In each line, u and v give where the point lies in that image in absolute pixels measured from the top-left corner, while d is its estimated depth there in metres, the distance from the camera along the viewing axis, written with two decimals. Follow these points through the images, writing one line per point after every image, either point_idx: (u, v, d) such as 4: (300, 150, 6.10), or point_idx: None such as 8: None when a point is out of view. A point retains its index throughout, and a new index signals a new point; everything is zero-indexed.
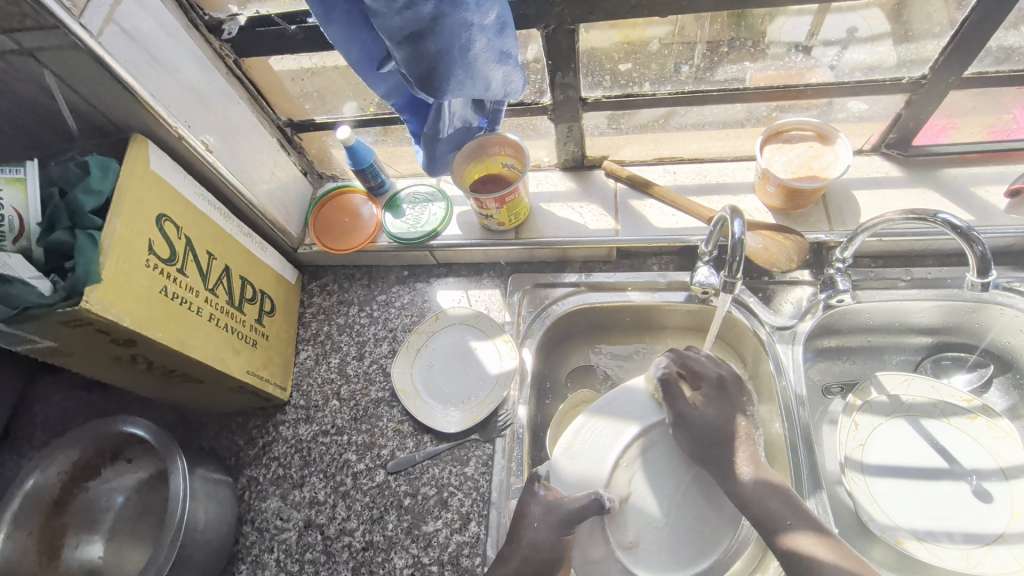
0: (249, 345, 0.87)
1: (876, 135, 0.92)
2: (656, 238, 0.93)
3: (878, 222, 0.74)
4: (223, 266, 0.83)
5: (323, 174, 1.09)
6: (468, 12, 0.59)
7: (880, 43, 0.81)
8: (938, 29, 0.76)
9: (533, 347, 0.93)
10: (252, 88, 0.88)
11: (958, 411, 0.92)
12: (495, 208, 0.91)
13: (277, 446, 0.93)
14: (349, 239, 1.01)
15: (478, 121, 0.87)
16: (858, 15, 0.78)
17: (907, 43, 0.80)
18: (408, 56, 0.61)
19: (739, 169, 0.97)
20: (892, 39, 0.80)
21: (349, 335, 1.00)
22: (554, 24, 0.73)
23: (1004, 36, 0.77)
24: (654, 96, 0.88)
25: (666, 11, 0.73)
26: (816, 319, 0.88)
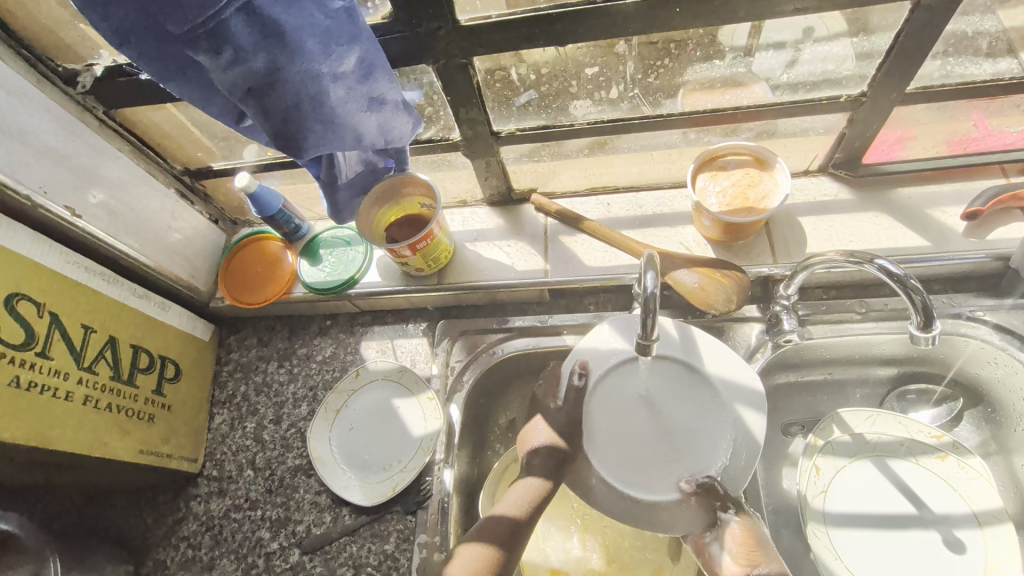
0: (143, 421, 0.79)
1: (822, 154, 0.85)
2: (588, 278, 0.85)
3: (819, 261, 0.66)
4: (106, 338, 0.76)
5: (237, 219, 1.01)
6: (312, 62, 0.51)
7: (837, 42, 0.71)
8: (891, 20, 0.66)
9: (460, 403, 0.84)
10: (136, 140, 0.81)
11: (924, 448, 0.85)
12: (410, 255, 0.83)
13: (186, 524, 0.85)
14: (262, 291, 0.93)
15: (384, 162, 0.79)
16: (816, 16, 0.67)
17: (857, 37, 0.69)
18: (256, 113, 0.53)
19: (677, 197, 0.90)
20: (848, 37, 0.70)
21: (267, 396, 0.92)
22: (442, 58, 0.65)
23: (979, 21, 0.68)
24: (574, 126, 0.79)
25: (566, 39, 0.65)
26: (763, 360, 0.81)
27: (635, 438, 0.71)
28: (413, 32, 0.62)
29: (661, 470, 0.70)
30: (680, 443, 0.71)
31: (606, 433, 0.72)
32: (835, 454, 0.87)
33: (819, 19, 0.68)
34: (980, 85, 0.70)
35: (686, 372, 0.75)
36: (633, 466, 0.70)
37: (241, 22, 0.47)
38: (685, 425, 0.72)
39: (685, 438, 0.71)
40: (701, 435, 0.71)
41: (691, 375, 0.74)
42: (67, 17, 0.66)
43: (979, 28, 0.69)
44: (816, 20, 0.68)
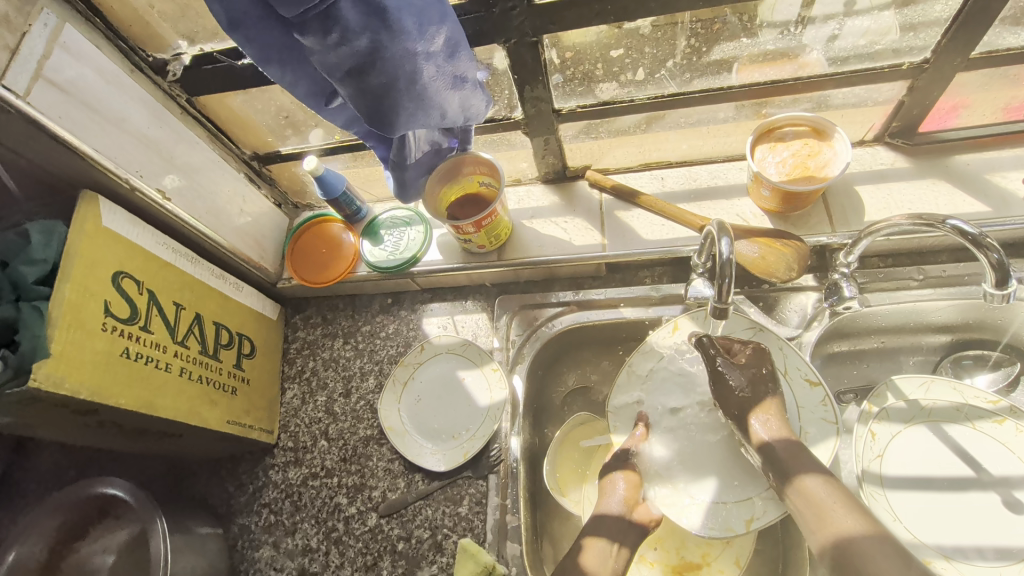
0: (227, 393, 0.84)
1: (878, 124, 0.85)
2: (645, 251, 0.88)
3: (884, 226, 0.67)
4: (194, 315, 0.80)
5: (299, 204, 1.05)
6: (409, 41, 0.54)
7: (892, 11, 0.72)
8: None
9: (523, 373, 0.88)
10: (212, 126, 0.85)
11: (980, 412, 0.86)
12: (473, 232, 0.86)
13: (267, 491, 0.90)
14: (327, 271, 0.96)
15: (448, 143, 0.82)
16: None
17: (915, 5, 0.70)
18: (353, 92, 0.56)
19: (730, 170, 0.91)
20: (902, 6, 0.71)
21: (335, 371, 0.97)
22: (515, 37, 0.68)
23: None
24: (633, 102, 0.80)
25: (632, 14, 0.66)
26: (821, 328, 0.83)
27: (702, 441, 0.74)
28: (488, 11, 0.65)
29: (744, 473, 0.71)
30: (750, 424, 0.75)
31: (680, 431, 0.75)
32: (891, 421, 0.88)
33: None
34: None
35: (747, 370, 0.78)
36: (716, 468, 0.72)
37: (350, 4, 0.50)
38: None
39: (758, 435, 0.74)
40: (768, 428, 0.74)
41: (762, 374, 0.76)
42: (157, 8, 0.70)
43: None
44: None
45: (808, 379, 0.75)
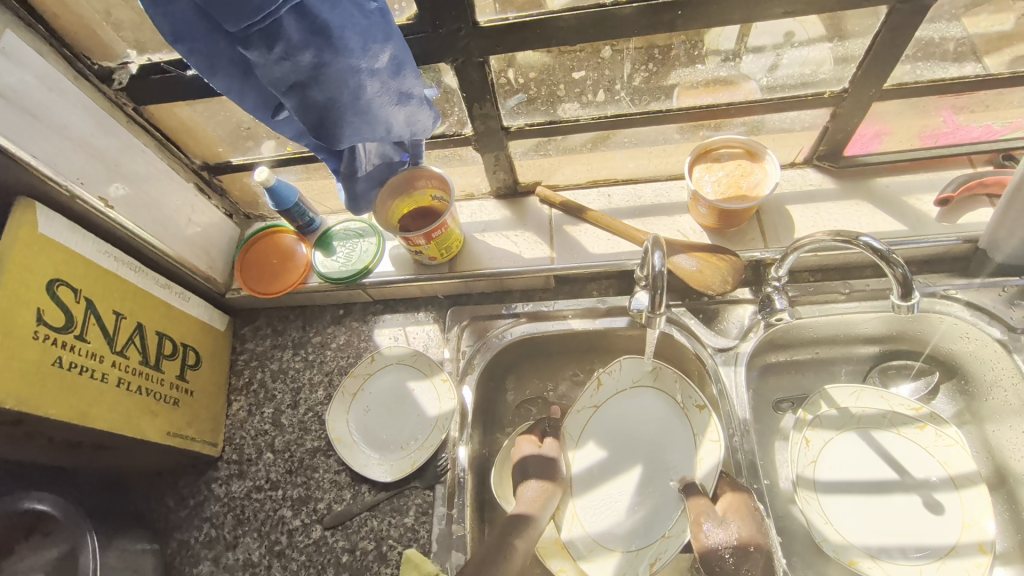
0: (169, 404, 0.82)
1: (807, 147, 0.91)
2: (592, 265, 0.91)
3: (808, 241, 0.72)
4: (135, 324, 0.79)
5: (251, 214, 1.04)
6: (351, 58, 0.55)
7: (814, 43, 0.77)
8: (865, 25, 0.73)
9: (472, 383, 0.89)
10: (160, 135, 0.84)
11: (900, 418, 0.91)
12: (424, 244, 0.87)
13: (209, 505, 0.88)
14: (278, 282, 0.96)
15: (399, 157, 0.84)
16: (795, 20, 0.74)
17: (833, 39, 0.76)
18: (297, 105, 0.58)
19: (673, 188, 0.95)
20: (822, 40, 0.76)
21: (284, 382, 0.96)
22: (462, 57, 0.70)
23: (932, 25, 0.74)
24: (578, 121, 0.84)
25: (573, 39, 0.70)
26: (756, 338, 0.88)
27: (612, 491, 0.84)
28: (435, 32, 0.67)
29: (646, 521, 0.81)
30: (656, 473, 0.84)
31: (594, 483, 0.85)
32: (824, 429, 0.92)
33: (799, 24, 0.75)
34: (948, 82, 0.77)
35: (655, 420, 0.87)
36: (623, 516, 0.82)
37: (293, 21, 0.52)
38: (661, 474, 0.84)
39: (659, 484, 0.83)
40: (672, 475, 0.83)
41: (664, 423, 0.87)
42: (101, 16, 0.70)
43: (950, 34, 0.76)
44: (796, 25, 0.75)
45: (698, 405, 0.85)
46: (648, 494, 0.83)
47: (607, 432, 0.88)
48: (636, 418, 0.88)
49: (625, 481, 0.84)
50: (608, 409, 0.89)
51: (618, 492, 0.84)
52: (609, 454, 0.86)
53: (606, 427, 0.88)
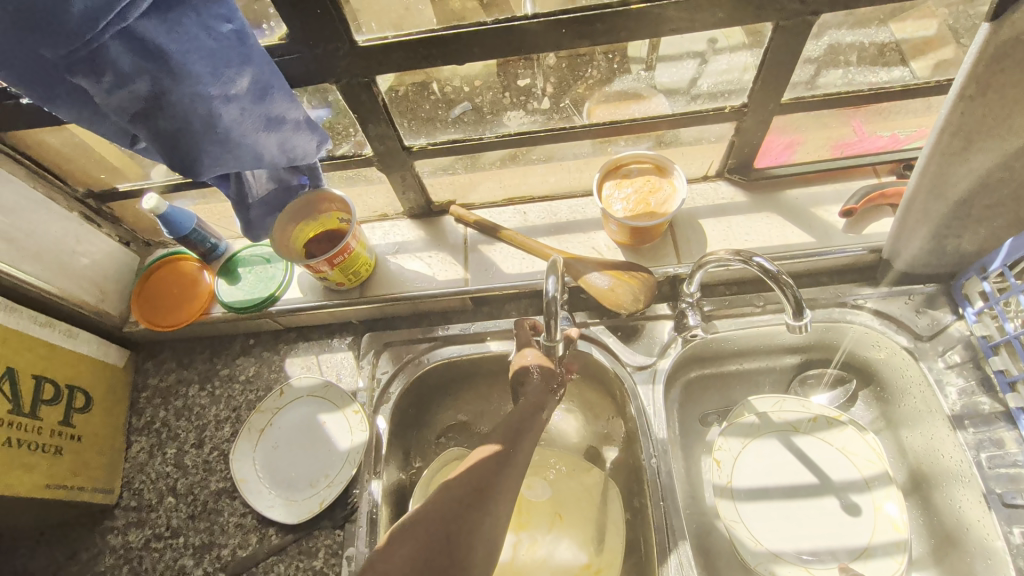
0: (49, 453, 0.76)
1: (718, 161, 0.91)
2: (506, 285, 0.88)
3: (712, 260, 0.71)
4: (5, 369, 0.73)
5: (151, 241, 0.98)
6: (201, 84, 0.52)
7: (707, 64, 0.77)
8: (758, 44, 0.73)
9: (387, 414, 0.85)
10: (30, 162, 0.77)
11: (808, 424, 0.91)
12: (328, 269, 0.83)
13: (103, 559, 0.82)
14: (178, 313, 0.91)
15: (297, 179, 0.80)
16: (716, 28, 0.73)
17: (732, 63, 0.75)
18: (146, 134, 0.54)
19: (589, 204, 0.94)
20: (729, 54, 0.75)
21: (188, 420, 0.90)
22: (345, 78, 0.67)
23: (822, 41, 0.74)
24: (482, 140, 0.81)
25: (462, 58, 0.67)
26: (674, 354, 0.87)
27: (785, 526, 0.85)
28: (311, 52, 0.63)
29: (844, 551, 0.83)
30: (853, 505, 0.85)
31: (797, 513, 0.86)
32: (734, 436, 0.92)
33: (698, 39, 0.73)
34: (845, 96, 0.77)
35: (843, 455, 0.88)
36: (808, 546, 0.84)
37: (121, 47, 0.47)
38: (859, 509, 0.85)
39: (861, 518, 0.84)
40: (847, 513, 0.85)
41: (845, 454, 0.88)
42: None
43: (878, 38, 0.77)
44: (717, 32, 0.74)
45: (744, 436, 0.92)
46: (857, 527, 0.84)
47: (772, 461, 0.90)
48: (815, 443, 0.90)
49: (806, 516, 0.86)
50: (768, 447, 0.91)
51: (824, 522, 0.85)
52: (792, 483, 0.88)
53: (780, 459, 0.90)
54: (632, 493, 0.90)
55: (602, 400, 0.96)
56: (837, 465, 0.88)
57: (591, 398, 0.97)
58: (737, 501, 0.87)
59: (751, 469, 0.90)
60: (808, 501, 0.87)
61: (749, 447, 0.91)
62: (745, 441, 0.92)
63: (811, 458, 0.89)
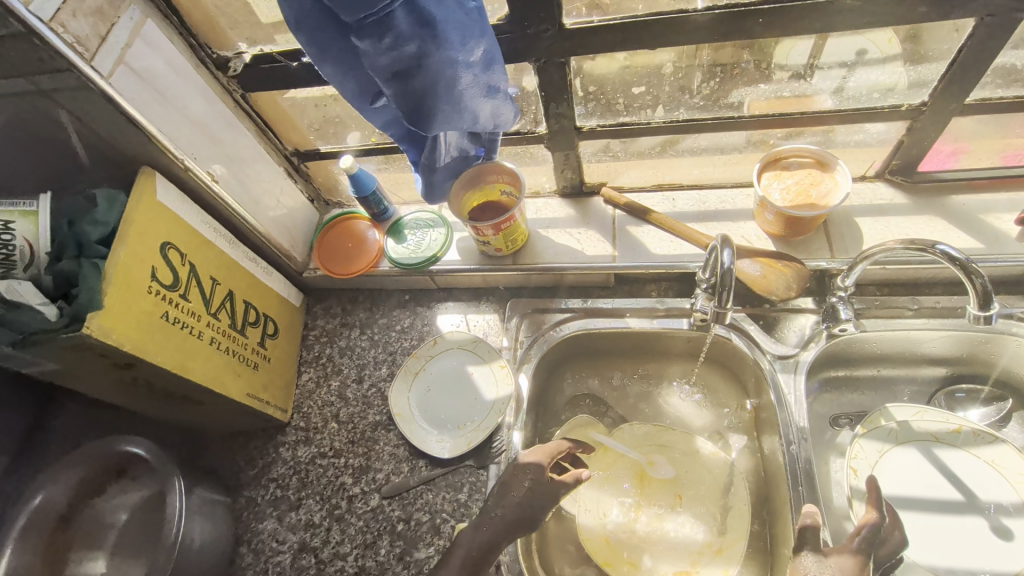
0: (250, 368, 0.89)
1: (880, 161, 0.91)
2: (653, 265, 0.93)
3: (879, 250, 0.73)
4: (227, 291, 0.86)
5: (330, 201, 1.12)
6: (452, 51, 0.60)
7: (892, 64, 0.76)
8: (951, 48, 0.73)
9: (530, 373, 0.92)
10: (259, 120, 0.91)
11: (954, 440, 0.89)
12: (492, 234, 0.92)
13: (276, 467, 0.94)
14: (352, 265, 1.03)
15: (475, 150, 0.87)
16: (866, 37, 0.74)
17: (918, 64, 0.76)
18: (397, 92, 0.63)
19: (738, 196, 0.97)
20: (902, 60, 0.76)
21: (350, 359, 1.02)
22: (544, 57, 0.75)
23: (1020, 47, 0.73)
24: (650, 124, 0.86)
25: (653, 43, 0.73)
26: (818, 348, 0.88)
27: (925, 538, 0.83)
28: (523, 32, 0.71)
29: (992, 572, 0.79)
30: (1006, 527, 0.82)
31: (939, 527, 0.84)
32: (870, 442, 0.91)
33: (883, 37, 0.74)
34: None
35: (996, 476, 0.85)
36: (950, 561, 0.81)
37: (403, 14, 0.57)
38: (1012, 532, 0.81)
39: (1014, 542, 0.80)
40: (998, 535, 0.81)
41: (997, 474, 0.85)
42: (222, 9, 0.76)
43: None
44: (868, 41, 0.74)
45: (881, 445, 0.91)
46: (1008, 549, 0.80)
47: (913, 472, 0.88)
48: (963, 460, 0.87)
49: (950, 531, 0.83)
50: (909, 457, 0.89)
51: (973, 542, 0.82)
52: (935, 497, 0.86)
53: (922, 471, 0.88)
54: (759, 483, 0.91)
55: (731, 389, 0.98)
56: (988, 485, 0.85)
57: (719, 386, 0.99)
58: (872, 505, 0.86)
59: (889, 476, 0.88)
60: (952, 516, 0.84)
61: (888, 454, 0.90)
62: (883, 448, 0.90)
63: (958, 474, 0.86)
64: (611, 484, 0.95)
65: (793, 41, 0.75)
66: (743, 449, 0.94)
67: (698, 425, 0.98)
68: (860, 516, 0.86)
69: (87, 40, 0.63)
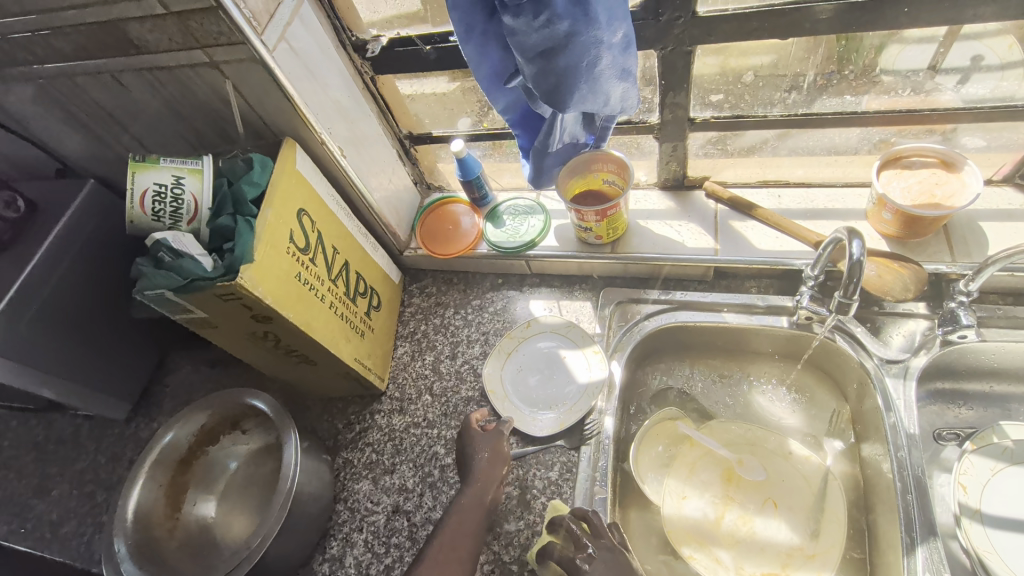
0: (358, 335, 0.94)
1: (1008, 165, 0.87)
2: (756, 260, 0.92)
3: (1010, 254, 0.71)
4: (344, 261, 0.91)
5: (431, 185, 1.16)
6: (599, 31, 0.63)
7: (1007, 73, 0.77)
8: None
9: (623, 360, 0.94)
10: (382, 103, 0.96)
11: None
12: (595, 220, 0.93)
13: (372, 433, 0.99)
14: (451, 246, 1.06)
15: (585, 138, 0.88)
16: (979, 42, 0.75)
17: None
18: (538, 70, 0.66)
19: (849, 195, 0.95)
20: (1019, 70, 0.76)
21: (444, 335, 1.05)
22: (672, 45, 0.76)
23: None
24: (766, 118, 0.86)
25: (785, 32, 0.73)
26: (931, 354, 0.84)
27: None
28: (655, 20, 0.73)
29: None
30: None
31: None
32: (980, 458, 0.86)
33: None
34: None
35: None
36: None
37: None
38: None
39: None
40: None
41: None
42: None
43: None
44: (980, 47, 0.76)
45: (993, 463, 0.86)
46: None
47: None
48: None
49: None
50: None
51: None
52: None
53: None
54: (858, 491, 0.88)
55: (829, 394, 0.95)
56: None
57: (815, 389, 0.96)
58: (983, 523, 0.82)
59: (1000, 496, 0.84)
60: None
61: (1002, 473, 0.85)
62: (996, 466, 0.85)
63: None
64: (698, 479, 0.93)
65: (899, 47, 0.77)
66: (839, 454, 0.92)
67: (791, 428, 0.96)
68: (970, 534, 0.81)
69: (261, 16, 0.69)
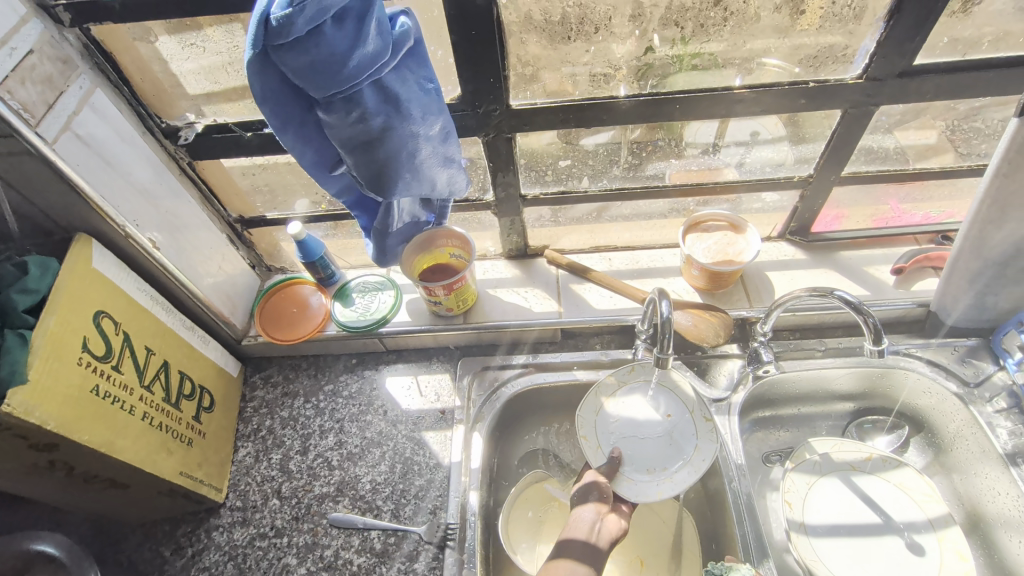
0: (184, 445, 0.83)
1: (780, 224, 1.06)
2: (595, 319, 1.00)
3: (788, 299, 0.83)
4: (162, 361, 0.81)
5: (272, 267, 1.10)
6: (413, 125, 0.66)
7: (780, 144, 0.91)
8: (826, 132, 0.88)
9: (484, 431, 0.92)
10: (204, 187, 0.90)
11: (868, 468, 0.97)
12: (444, 294, 0.94)
13: (208, 554, 0.86)
14: (295, 330, 1.00)
15: (425, 217, 0.91)
16: (757, 122, 0.88)
17: (801, 145, 0.91)
18: (359, 160, 0.66)
19: (667, 255, 1.08)
20: (789, 140, 0.90)
21: (293, 429, 0.97)
22: (493, 133, 0.82)
23: (878, 140, 0.90)
24: (587, 192, 0.95)
25: (591, 122, 0.82)
26: (747, 390, 0.95)
27: (852, 561, 0.89)
28: (474, 111, 0.79)
29: None
30: (918, 544, 0.89)
31: (862, 551, 0.89)
32: (799, 475, 0.97)
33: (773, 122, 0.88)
34: (894, 174, 0.93)
35: (904, 497, 0.93)
36: None
37: (370, 92, 0.62)
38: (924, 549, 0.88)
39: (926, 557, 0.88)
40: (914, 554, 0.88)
41: (906, 495, 0.93)
42: (201, 71, 0.76)
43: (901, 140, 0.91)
44: (758, 125, 0.88)
45: (807, 479, 0.97)
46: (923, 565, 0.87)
47: (837, 500, 0.95)
48: (877, 487, 0.95)
49: (872, 554, 0.89)
50: (831, 487, 0.96)
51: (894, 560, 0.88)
52: (858, 522, 0.92)
53: (844, 498, 0.95)
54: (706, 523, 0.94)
55: None
56: (899, 507, 0.93)
57: None
58: (808, 535, 0.92)
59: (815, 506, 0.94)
60: (873, 539, 0.91)
61: (815, 485, 0.96)
62: (811, 479, 0.97)
63: (873, 499, 0.94)
64: None
65: (698, 125, 0.87)
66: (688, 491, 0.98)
67: None
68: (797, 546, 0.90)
69: (34, 107, 0.63)
